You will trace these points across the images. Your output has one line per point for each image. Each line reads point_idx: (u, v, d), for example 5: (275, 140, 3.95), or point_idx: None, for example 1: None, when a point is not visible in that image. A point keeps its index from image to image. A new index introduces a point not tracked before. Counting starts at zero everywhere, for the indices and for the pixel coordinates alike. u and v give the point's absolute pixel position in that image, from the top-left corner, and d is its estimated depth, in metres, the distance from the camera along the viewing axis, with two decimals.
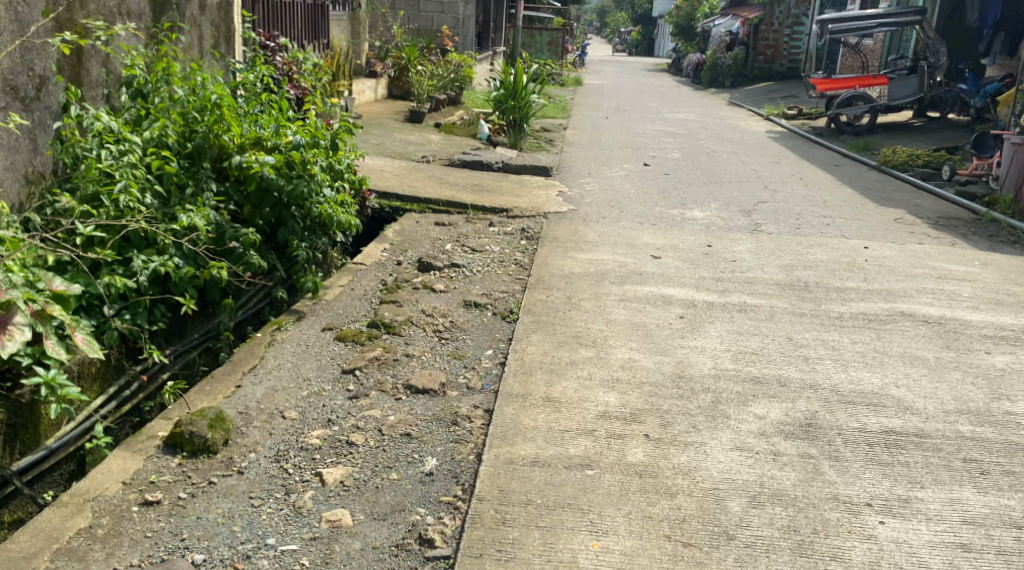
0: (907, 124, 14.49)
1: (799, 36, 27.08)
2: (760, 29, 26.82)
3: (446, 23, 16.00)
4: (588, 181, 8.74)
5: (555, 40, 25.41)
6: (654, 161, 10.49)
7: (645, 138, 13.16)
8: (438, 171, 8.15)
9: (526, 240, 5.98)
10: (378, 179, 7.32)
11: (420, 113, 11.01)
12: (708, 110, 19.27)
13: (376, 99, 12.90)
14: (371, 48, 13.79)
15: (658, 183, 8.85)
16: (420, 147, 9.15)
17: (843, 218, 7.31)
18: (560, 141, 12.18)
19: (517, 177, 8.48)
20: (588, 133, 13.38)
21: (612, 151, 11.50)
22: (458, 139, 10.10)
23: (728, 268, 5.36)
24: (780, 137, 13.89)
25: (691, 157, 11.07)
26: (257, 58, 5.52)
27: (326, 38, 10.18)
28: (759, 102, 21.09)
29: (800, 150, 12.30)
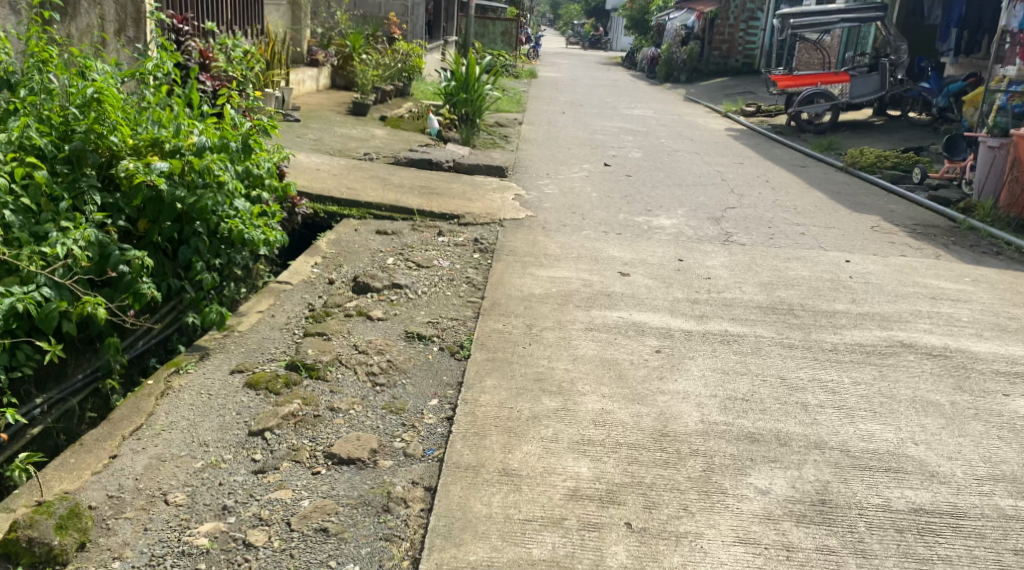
0: (868, 122, 14.19)
1: (755, 30, 26.62)
2: (715, 23, 26.31)
3: (393, 10, 15.15)
4: (546, 183, 8.13)
5: (509, 31, 24.77)
6: (614, 161, 9.94)
7: (603, 135, 12.62)
8: (382, 171, 7.47)
9: (477, 253, 5.36)
10: (314, 180, 6.63)
11: (364, 106, 10.29)
12: (666, 105, 18.84)
13: (319, 89, 12.14)
14: (314, 35, 13.01)
15: (620, 186, 8.30)
16: (363, 143, 8.46)
17: (818, 226, 6.81)
18: (515, 137, 11.56)
19: (469, 178, 7.84)
20: (544, 129, 12.79)
21: (570, 148, 10.92)
22: (405, 135, 9.41)
23: (703, 288, 4.80)
24: (740, 135, 13.48)
25: (651, 157, 10.55)
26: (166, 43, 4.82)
27: (261, 23, 9.38)
28: (716, 98, 20.73)
29: (762, 149, 11.89)
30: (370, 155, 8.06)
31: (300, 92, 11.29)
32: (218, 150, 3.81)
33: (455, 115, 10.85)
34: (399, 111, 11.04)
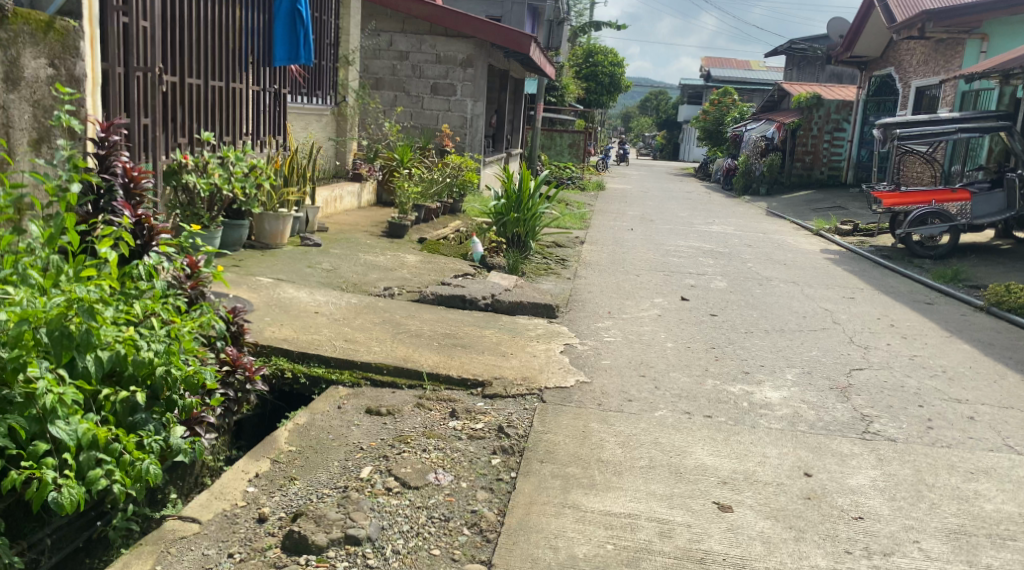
0: (992, 247, 12.23)
1: (841, 142, 24.95)
2: (797, 134, 24.77)
3: (450, 122, 14.26)
4: (608, 326, 6.46)
5: (577, 142, 23.79)
6: (696, 293, 8.21)
7: (678, 258, 10.97)
8: (400, 312, 5.92)
9: (496, 451, 3.65)
10: (303, 327, 5.09)
11: (400, 225, 8.94)
12: (747, 221, 17.13)
13: (360, 205, 10.96)
14: (358, 146, 11.92)
15: (703, 331, 6.53)
16: (385, 274, 6.96)
17: (988, 404, 5.01)
18: (575, 261, 10.03)
19: (510, 321, 6.22)
20: (609, 250, 11.26)
21: (640, 275, 9.27)
22: (440, 261, 7.90)
23: (857, 545, 3.00)
24: (841, 260, 11.62)
25: (739, 287, 8.79)
26: (75, 162, 3.48)
27: (281, 134, 8.13)
28: (803, 213, 18.98)
29: (871, 279, 10.04)
30: (391, 289, 6.57)
31: (335, 208, 10.05)
32: (12, 344, 2.61)
33: (505, 236, 9.45)
34: (442, 231, 9.65)
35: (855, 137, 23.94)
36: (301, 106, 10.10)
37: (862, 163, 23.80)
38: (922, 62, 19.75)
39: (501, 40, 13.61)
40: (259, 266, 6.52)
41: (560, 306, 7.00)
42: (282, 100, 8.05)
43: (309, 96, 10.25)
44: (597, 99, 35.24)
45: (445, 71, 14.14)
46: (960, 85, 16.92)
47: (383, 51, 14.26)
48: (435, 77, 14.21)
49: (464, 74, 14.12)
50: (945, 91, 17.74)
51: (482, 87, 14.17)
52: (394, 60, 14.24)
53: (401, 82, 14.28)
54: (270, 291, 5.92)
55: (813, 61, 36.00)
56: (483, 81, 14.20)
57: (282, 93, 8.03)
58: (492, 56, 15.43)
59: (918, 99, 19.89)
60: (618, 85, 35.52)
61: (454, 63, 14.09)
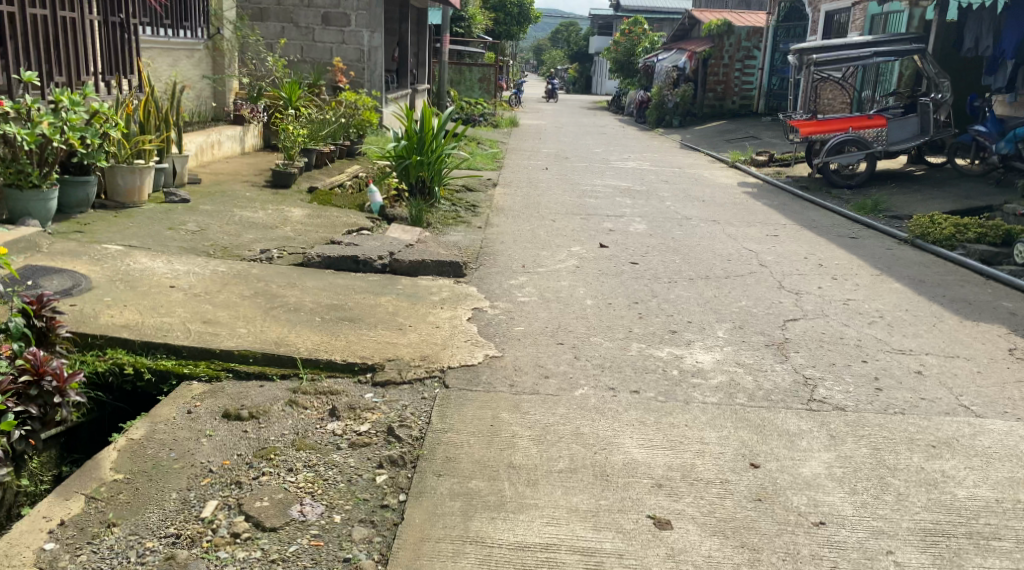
0: (908, 174, 12.06)
1: (752, 70, 24.65)
2: (709, 63, 24.35)
3: (347, 55, 13.14)
4: (520, 283, 5.81)
5: (487, 76, 22.79)
6: (616, 239, 7.62)
7: (595, 198, 10.37)
8: (278, 281, 5.12)
9: (380, 462, 2.97)
10: (155, 311, 4.27)
11: (286, 174, 8.06)
12: (664, 155, 16.67)
13: (243, 151, 10.04)
14: (239, 85, 10.94)
15: (624, 283, 5.95)
16: (265, 235, 6.10)
17: (934, 353, 4.59)
18: (486, 206, 9.31)
19: (410, 283, 5.49)
20: (522, 193, 10.59)
21: (554, 220, 8.63)
22: (331, 215, 7.06)
23: (825, 565, 2.47)
24: (760, 194, 11.26)
25: (659, 229, 8.24)
26: None
27: (133, 72, 7.07)
28: (719, 145, 18.64)
29: (792, 213, 9.68)
30: (271, 252, 5.75)
31: (212, 155, 9.09)
32: None
33: (406, 182, 8.66)
34: (336, 178, 8.79)
35: (766, 65, 23.66)
36: (164, 40, 9.04)
37: (773, 91, 23.61)
38: None
39: None
40: (108, 230, 5.68)
41: (465, 260, 6.31)
42: (129, 33, 6.94)
43: (174, 29, 9.17)
44: (506, 31, 34.04)
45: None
46: (870, 7, 16.63)
47: None
48: (325, 6, 13.04)
49: (357, 2, 12.94)
50: (855, 14, 17.45)
51: (378, 16, 13.08)
52: None
53: (289, 12, 13.11)
54: (121, 265, 5.02)
55: None
56: (378, 9, 13.11)
57: (128, 24, 6.91)
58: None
59: (828, 23, 19.63)
60: (527, 17, 34.31)
61: None
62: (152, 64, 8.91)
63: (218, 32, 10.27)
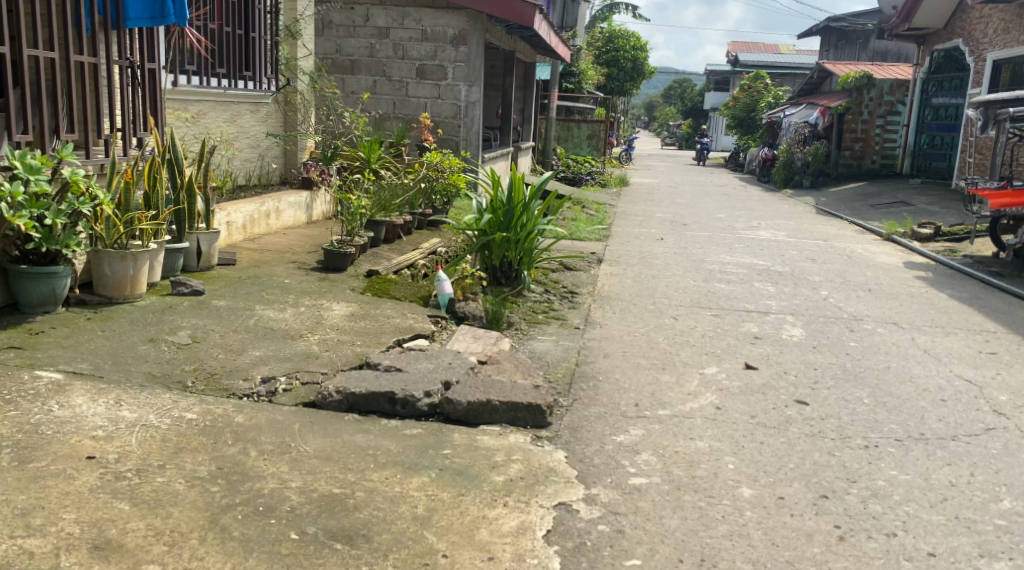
0: None
1: (895, 127, 22.02)
2: (845, 119, 22.03)
3: (442, 111, 11.69)
4: (637, 443, 3.91)
5: (597, 132, 21.16)
6: (767, 356, 5.56)
7: (726, 282, 8.37)
8: (267, 443, 3.39)
9: None
10: (24, 525, 2.59)
11: (341, 256, 6.37)
12: (799, 222, 14.42)
13: (309, 221, 8.56)
14: (314, 144, 9.48)
15: (792, 453, 3.90)
16: (279, 350, 4.37)
17: None
18: (590, 293, 7.48)
19: (465, 443, 3.62)
20: (636, 273, 8.72)
21: (671, 317, 6.64)
22: (380, 316, 5.29)
23: None
24: (937, 282, 8.94)
25: (824, 339, 6.12)
26: None
27: (140, 128, 5.63)
28: (862, 213, 16.24)
29: (993, 314, 7.38)
30: (274, 382, 4.01)
31: (266, 227, 7.60)
32: None
33: (489, 265, 6.97)
34: (407, 257, 7.12)
35: (914, 121, 21.08)
36: (219, 92, 7.73)
37: (921, 150, 20.94)
38: (1002, 30, 16.80)
39: (500, 9, 11.08)
40: (59, 343, 4.14)
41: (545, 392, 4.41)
42: (139, 82, 5.55)
43: (231, 80, 7.83)
44: (618, 86, 32.54)
45: (433, 51, 11.57)
46: None
47: (358, 28, 11.74)
48: (421, 57, 11.65)
49: (456, 53, 11.50)
50: None
51: (479, 68, 11.60)
52: (372, 38, 11.74)
53: (381, 64, 11.77)
54: (39, 413, 3.37)
55: (854, 39, 32.91)
56: (479, 61, 11.65)
57: (137, 71, 5.53)
58: (492, 32, 12.73)
59: (995, 73, 17.16)
60: (641, 71, 32.65)
61: (444, 40, 11.50)
62: (200, 121, 7.56)
63: (288, 82, 8.87)
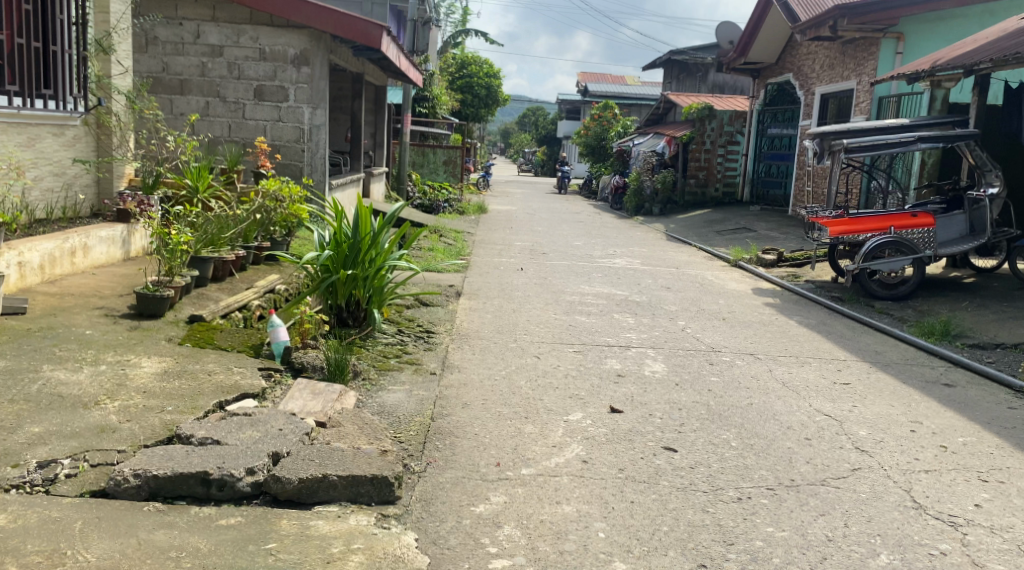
0: (955, 285, 10.09)
1: (735, 156, 23.01)
2: (689, 148, 22.83)
3: (283, 135, 11.03)
4: (499, 513, 3.45)
5: (453, 159, 20.84)
6: (630, 396, 5.27)
7: (585, 314, 8.13)
8: (34, 553, 2.70)
9: None
10: None
11: (157, 300, 5.64)
12: (653, 249, 14.61)
13: (127, 256, 7.68)
14: (134, 171, 8.65)
15: (665, 513, 3.57)
16: (64, 425, 3.62)
17: None
18: (445, 330, 7.02)
19: (294, 533, 3.04)
20: (494, 306, 8.35)
21: (531, 356, 6.26)
22: (200, 372, 4.59)
23: None
24: (785, 309, 9.12)
25: (686, 375, 5.91)
26: None
27: None
28: (710, 239, 16.75)
29: (841, 340, 7.50)
30: (54, 468, 3.28)
31: (70, 267, 6.70)
32: None
33: (334, 305, 6.35)
34: (237, 298, 6.46)
35: (752, 151, 22.14)
36: (12, 112, 6.77)
37: (759, 178, 21.97)
38: (827, 66, 17.85)
39: (342, 28, 10.48)
40: None
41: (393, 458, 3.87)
42: None
43: (25, 98, 6.91)
44: (473, 113, 32.51)
45: (272, 71, 10.89)
46: (877, 90, 15.38)
47: (187, 45, 10.83)
48: (259, 78, 10.93)
49: (298, 74, 10.90)
50: (859, 96, 16.16)
51: (323, 91, 11.04)
52: (203, 56, 10.88)
53: (214, 84, 10.93)
54: None
55: (695, 72, 34.44)
56: (323, 83, 11.07)
57: None
58: (337, 54, 12.11)
59: (824, 106, 18.22)
60: (495, 98, 32.78)
61: (284, 60, 10.88)
62: None
63: (99, 102, 7.97)
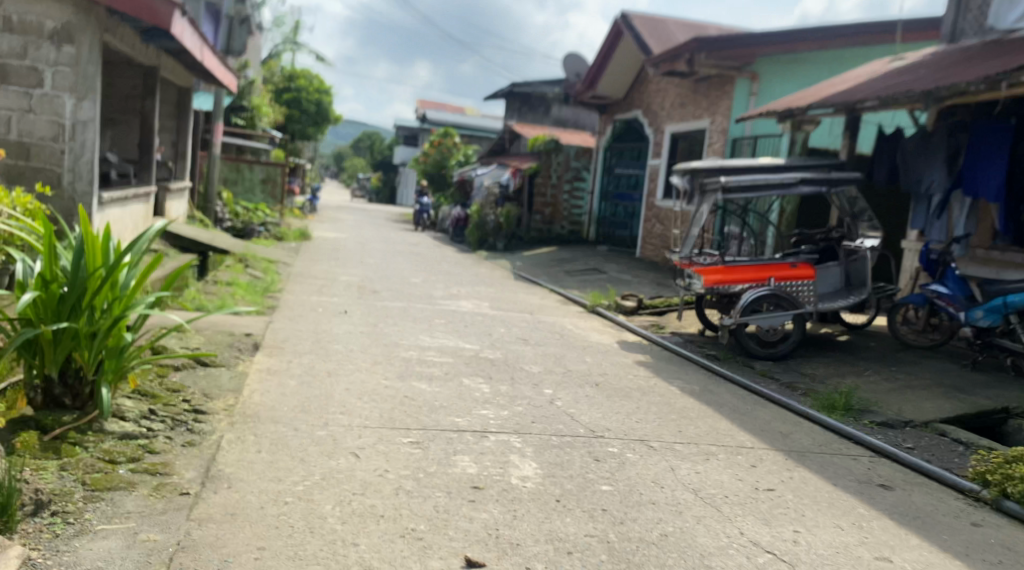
0: (832, 344, 9.15)
1: (580, 194, 21.99)
2: (535, 182, 21.69)
3: (32, 132, 7.98)
4: None
5: (276, 179, 18.45)
6: (492, 532, 3.57)
7: (423, 379, 6.28)
8: None
9: None
10: None
11: None
12: (500, 290, 13.05)
13: None
14: None
15: None
16: None
17: None
18: (223, 408, 5.04)
19: None
20: (301, 367, 6.33)
21: (347, 456, 4.36)
22: None
23: None
24: (659, 371, 7.75)
25: (567, 483, 4.22)
26: None
27: None
28: (559, 279, 15.47)
29: (738, 418, 6.12)
30: None
31: None
32: None
33: (42, 377, 4.49)
34: None
35: (600, 189, 21.29)
36: None
37: (605, 218, 21.12)
38: (679, 105, 17.16)
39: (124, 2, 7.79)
40: None
41: None
42: None
43: None
44: (305, 133, 29.99)
45: (21, 47, 7.89)
46: (732, 130, 14.74)
47: None
48: (4, 55, 7.90)
49: (57, 54, 7.95)
50: (711, 137, 15.43)
51: (91, 78, 8.15)
52: None
53: None
54: None
55: (538, 107, 33.72)
56: (93, 67, 8.14)
57: None
58: (115, 34, 9.62)
59: (675, 146, 17.52)
60: (330, 119, 30.43)
61: (38, 34, 7.90)
62: None
63: None
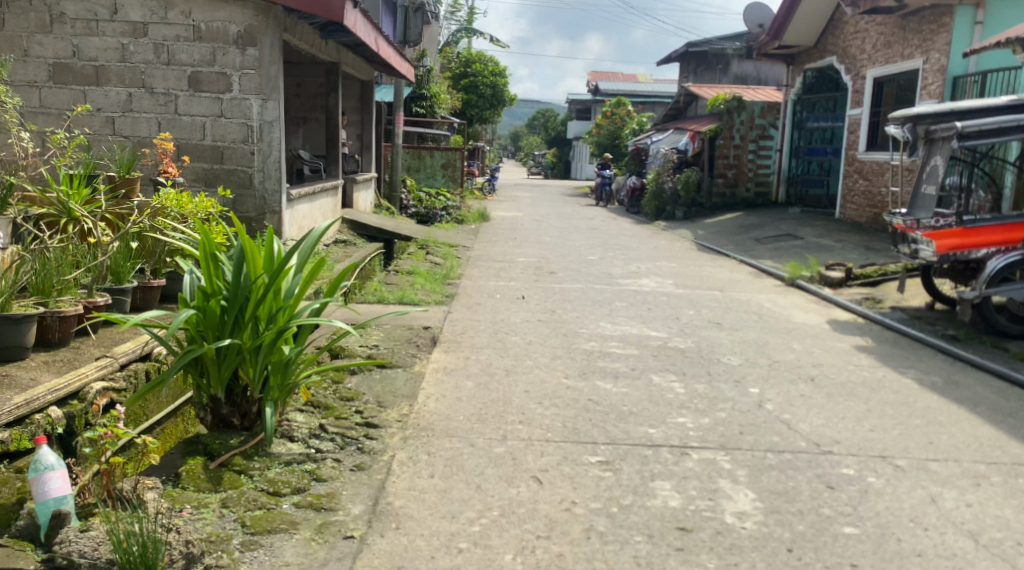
0: None
1: (767, 153, 20.10)
2: (716, 144, 20.01)
3: (222, 135, 7.89)
4: None
5: (451, 162, 18.34)
6: None
7: (610, 379, 5.60)
8: None
9: None
10: None
11: None
12: (687, 265, 12.07)
13: None
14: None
15: None
16: None
17: None
18: (396, 422, 4.59)
19: None
20: (477, 366, 5.84)
21: (529, 483, 3.78)
22: None
23: None
24: (887, 356, 6.60)
25: (799, 524, 3.39)
26: None
27: None
28: (751, 248, 14.23)
29: (1001, 420, 4.95)
30: None
31: None
32: None
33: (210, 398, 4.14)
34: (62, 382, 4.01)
35: (790, 147, 19.56)
36: None
37: (797, 177, 19.38)
38: (882, 45, 15.22)
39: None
40: None
41: None
42: None
43: None
44: (478, 113, 29.98)
45: (209, 54, 7.76)
46: (952, 67, 12.78)
47: (101, 23, 7.63)
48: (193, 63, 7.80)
49: (242, 58, 7.80)
50: (925, 77, 13.49)
51: (275, 78, 7.93)
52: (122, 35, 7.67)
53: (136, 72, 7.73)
54: None
55: (715, 64, 31.81)
56: (276, 67, 7.91)
57: None
58: (293, 33, 9.59)
59: (879, 92, 15.59)
60: (502, 97, 30.17)
61: (224, 39, 7.75)
62: None
63: None
